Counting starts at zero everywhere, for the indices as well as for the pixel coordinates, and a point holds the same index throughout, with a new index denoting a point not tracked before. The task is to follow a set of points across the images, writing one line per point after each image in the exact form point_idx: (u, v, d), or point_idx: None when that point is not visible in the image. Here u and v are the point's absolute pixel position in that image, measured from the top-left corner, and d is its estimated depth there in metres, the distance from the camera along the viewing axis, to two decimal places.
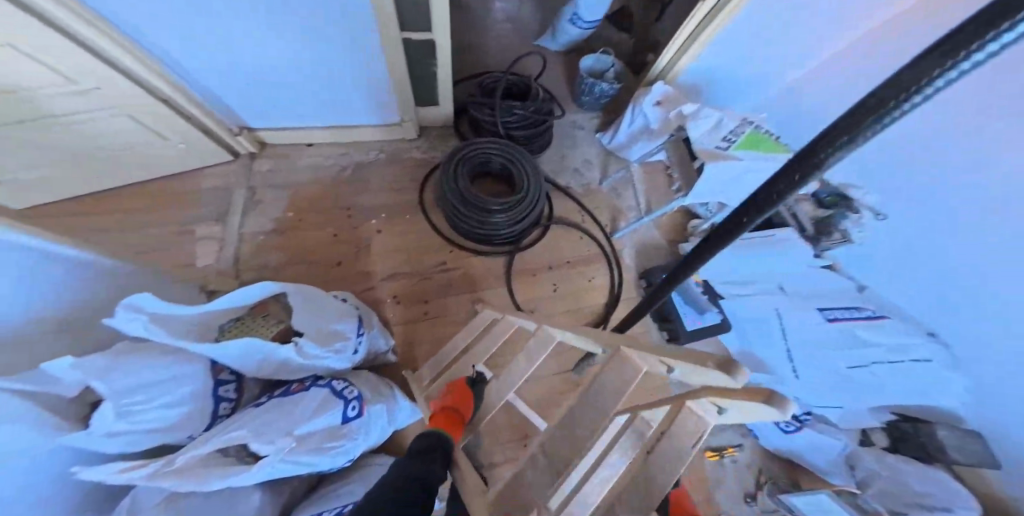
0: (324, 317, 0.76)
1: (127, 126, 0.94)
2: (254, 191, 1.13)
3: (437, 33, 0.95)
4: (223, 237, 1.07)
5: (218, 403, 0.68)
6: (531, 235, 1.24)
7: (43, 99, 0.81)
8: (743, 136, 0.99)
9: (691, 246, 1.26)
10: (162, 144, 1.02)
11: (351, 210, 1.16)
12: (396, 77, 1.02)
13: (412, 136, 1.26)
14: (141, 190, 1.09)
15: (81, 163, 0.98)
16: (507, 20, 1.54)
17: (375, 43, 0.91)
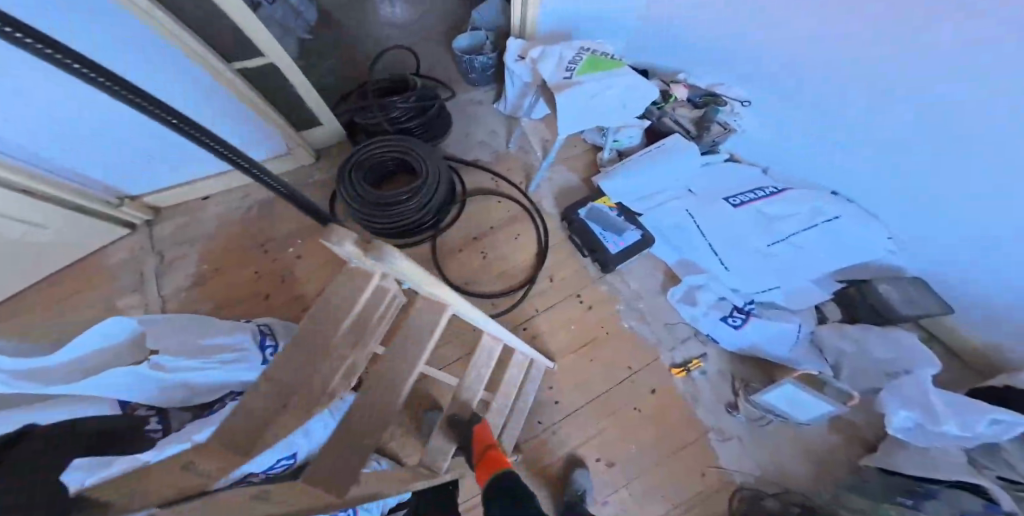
0: (200, 334, 0.73)
1: (1, 223, 0.92)
2: (167, 253, 1.14)
3: (274, 57, 0.99)
4: (145, 304, 1.08)
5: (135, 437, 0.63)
6: (448, 215, 1.27)
7: None
8: (583, 62, 1.06)
9: (601, 177, 1.26)
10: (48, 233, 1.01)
11: (266, 245, 1.17)
12: (254, 106, 1.04)
13: (311, 160, 1.30)
14: (53, 282, 1.10)
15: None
16: (379, 27, 1.59)
17: (207, 75, 0.92)
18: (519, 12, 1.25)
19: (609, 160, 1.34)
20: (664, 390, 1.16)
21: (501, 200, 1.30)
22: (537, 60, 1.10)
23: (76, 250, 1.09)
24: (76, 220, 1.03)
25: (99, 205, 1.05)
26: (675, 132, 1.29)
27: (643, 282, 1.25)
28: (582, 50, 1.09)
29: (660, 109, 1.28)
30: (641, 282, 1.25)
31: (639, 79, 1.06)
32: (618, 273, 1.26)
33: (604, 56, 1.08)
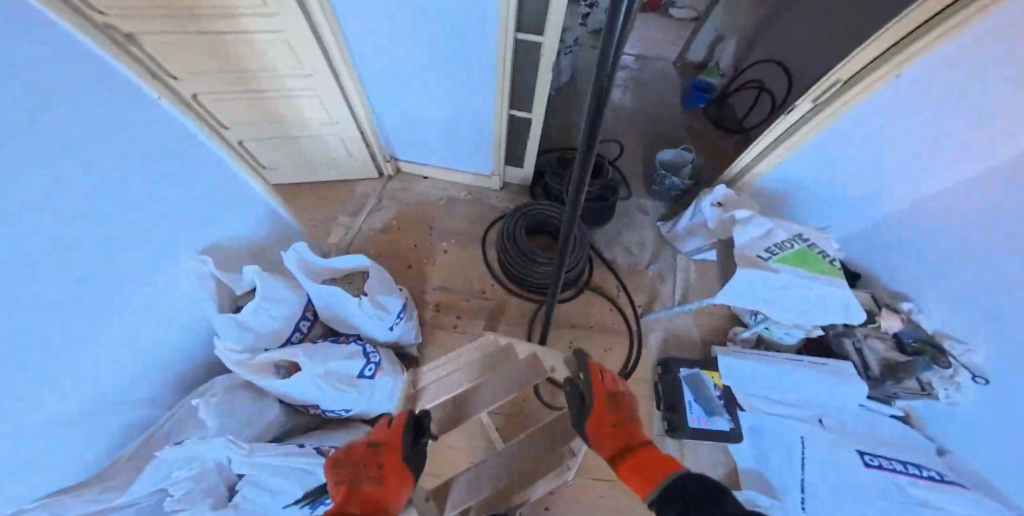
0: (381, 290, 0.97)
1: (341, 146, 1.37)
2: (383, 202, 1.47)
3: (534, 113, 1.26)
4: (349, 225, 1.41)
5: (293, 331, 0.94)
6: (566, 292, 1.40)
7: (319, 129, 1.29)
8: (791, 251, 1.10)
9: (722, 350, 1.28)
10: (350, 158, 1.42)
11: (433, 230, 1.43)
12: (498, 139, 1.34)
13: (496, 188, 1.55)
14: (297, 188, 1.49)
15: (303, 163, 1.42)
16: (607, 120, 1.90)
17: (491, 115, 1.24)
18: (744, 162, 1.39)
19: (744, 338, 1.33)
20: None
21: (614, 306, 1.39)
22: (740, 221, 1.19)
23: (330, 173, 1.47)
24: (350, 157, 1.41)
25: (374, 155, 1.43)
26: (851, 359, 1.24)
27: (707, 468, 1.15)
28: (798, 237, 1.15)
29: (848, 329, 1.25)
30: (703, 465, 1.15)
31: (850, 300, 1.09)
32: (684, 444, 1.18)
33: (822, 257, 1.12)
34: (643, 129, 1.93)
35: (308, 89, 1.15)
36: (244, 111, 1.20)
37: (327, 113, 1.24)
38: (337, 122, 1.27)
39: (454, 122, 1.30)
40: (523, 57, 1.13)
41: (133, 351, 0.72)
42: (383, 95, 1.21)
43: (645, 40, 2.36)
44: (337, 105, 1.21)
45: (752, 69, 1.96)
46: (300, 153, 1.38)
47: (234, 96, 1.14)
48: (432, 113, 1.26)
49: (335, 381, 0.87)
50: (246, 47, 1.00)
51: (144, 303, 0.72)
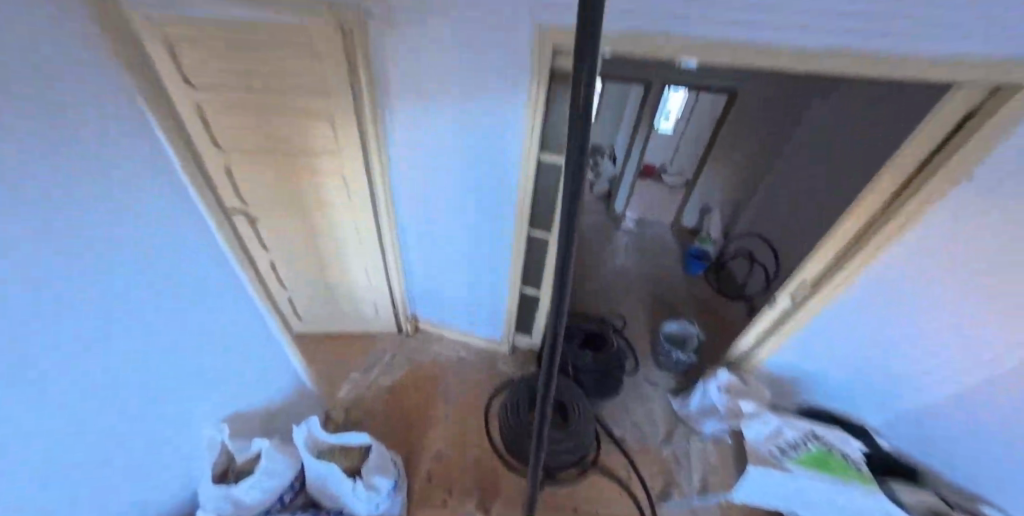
0: (376, 469, 0.98)
1: (374, 308, 1.56)
2: (396, 357, 1.57)
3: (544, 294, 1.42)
4: (361, 380, 1.48)
5: (276, 501, 0.90)
6: (568, 472, 1.31)
7: (361, 294, 1.52)
8: (808, 451, 1.11)
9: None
10: (376, 317, 1.59)
11: (438, 390, 1.48)
12: (511, 312, 1.48)
13: (505, 351, 1.63)
14: (325, 340, 1.62)
15: (338, 319, 1.60)
16: (611, 289, 2.12)
17: (506, 292, 1.43)
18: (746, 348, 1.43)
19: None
20: None
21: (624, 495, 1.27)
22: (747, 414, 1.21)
23: (358, 328, 1.63)
24: (378, 314, 1.58)
25: (398, 316, 1.59)
26: None
27: None
28: (811, 435, 1.15)
29: None
30: None
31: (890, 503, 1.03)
32: None
33: (845, 459, 1.10)
34: (647, 296, 2.11)
35: (367, 263, 1.42)
36: (302, 275, 1.45)
37: (372, 282, 1.48)
38: (376, 288, 1.50)
39: (474, 294, 1.50)
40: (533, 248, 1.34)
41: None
42: (420, 269, 1.47)
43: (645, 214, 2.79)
44: (379, 276, 1.46)
45: (739, 240, 2.27)
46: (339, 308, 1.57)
47: (299, 264, 1.41)
48: (456, 286, 1.48)
49: None
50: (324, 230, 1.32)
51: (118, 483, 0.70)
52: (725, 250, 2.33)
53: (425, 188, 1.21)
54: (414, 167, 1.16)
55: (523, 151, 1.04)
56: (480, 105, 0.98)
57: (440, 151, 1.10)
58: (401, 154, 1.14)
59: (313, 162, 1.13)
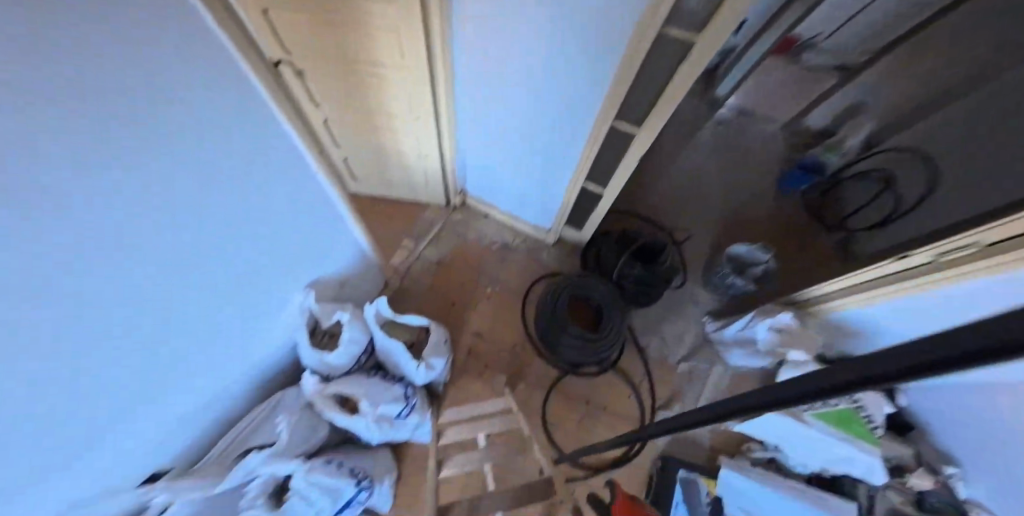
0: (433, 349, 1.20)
1: (422, 178, 1.55)
2: (441, 231, 1.66)
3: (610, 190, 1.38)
4: (410, 250, 1.62)
5: (358, 355, 1.13)
6: (588, 368, 1.45)
7: (410, 160, 1.48)
8: (832, 410, 1.12)
9: (729, 463, 1.21)
10: (422, 189, 1.62)
11: (482, 272, 1.61)
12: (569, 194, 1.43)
13: (548, 241, 1.69)
14: (370, 202, 1.70)
15: (387, 186, 1.65)
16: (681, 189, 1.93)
17: (565, 179, 1.36)
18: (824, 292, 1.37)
19: (758, 457, 1.24)
20: None
21: (634, 393, 1.43)
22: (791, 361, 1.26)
23: (404, 193, 1.67)
24: (429, 188, 1.60)
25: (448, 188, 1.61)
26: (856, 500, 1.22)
27: None
28: (847, 401, 1.12)
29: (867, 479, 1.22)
30: None
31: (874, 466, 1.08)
32: None
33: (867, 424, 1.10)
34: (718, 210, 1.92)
35: (415, 132, 1.33)
36: (349, 136, 1.38)
37: (420, 148, 1.41)
38: (427, 157, 1.44)
39: (526, 174, 1.44)
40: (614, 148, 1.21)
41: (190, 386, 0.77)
42: (472, 140, 1.38)
43: (746, 105, 2.06)
44: (424, 143, 1.38)
45: (877, 156, 1.76)
46: (384, 175, 1.57)
47: (345, 119, 1.31)
48: (510, 163, 1.40)
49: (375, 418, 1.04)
50: (373, 86, 1.16)
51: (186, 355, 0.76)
52: (851, 165, 1.82)
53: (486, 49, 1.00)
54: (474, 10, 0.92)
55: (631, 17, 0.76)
56: None
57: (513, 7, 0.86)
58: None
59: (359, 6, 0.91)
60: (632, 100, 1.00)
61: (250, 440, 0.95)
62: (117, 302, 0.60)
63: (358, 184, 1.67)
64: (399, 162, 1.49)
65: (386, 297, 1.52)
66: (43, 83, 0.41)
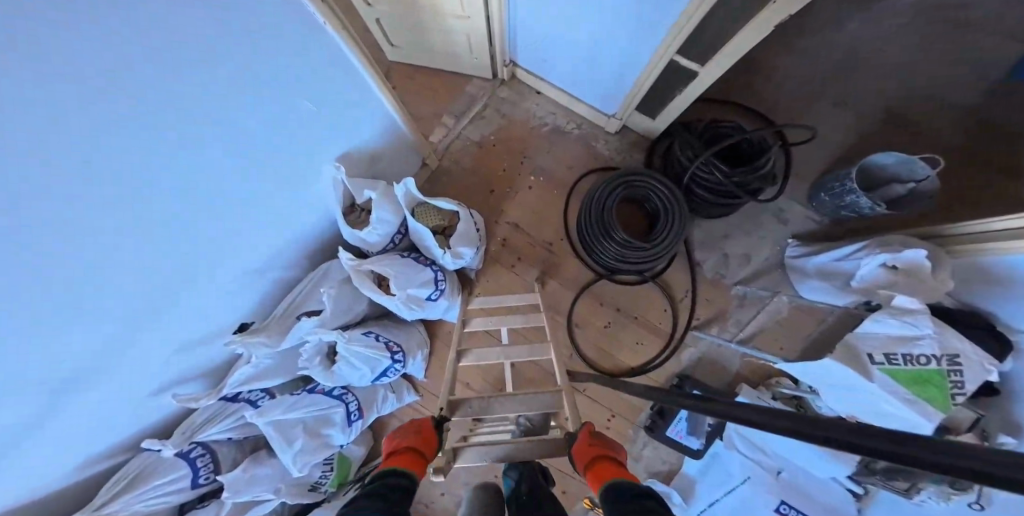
0: (464, 239, 1.21)
1: (467, 42, 1.38)
2: (486, 109, 1.55)
3: (705, 71, 1.10)
4: (449, 130, 1.55)
5: (393, 235, 1.19)
6: (626, 276, 1.36)
7: (450, 21, 1.29)
8: (915, 370, 0.82)
9: (747, 392, 1.24)
10: (468, 57, 1.48)
11: (525, 160, 1.50)
12: (648, 73, 1.17)
13: (610, 131, 1.50)
14: (413, 73, 1.61)
15: (431, 54, 1.52)
16: (802, 64, 1.46)
17: (647, 53, 1.10)
18: (967, 227, 1.06)
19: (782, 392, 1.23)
20: (567, 497, 1.24)
21: (670, 308, 1.35)
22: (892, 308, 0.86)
23: (448, 63, 1.55)
24: (472, 56, 1.46)
25: (496, 58, 1.46)
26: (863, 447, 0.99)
27: (657, 456, 1.20)
28: (948, 359, 0.81)
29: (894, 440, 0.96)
30: (656, 455, 1.20)
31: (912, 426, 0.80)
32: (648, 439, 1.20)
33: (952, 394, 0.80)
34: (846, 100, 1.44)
35: None
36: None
37: (461, 6, 1.20)
38: (468, 17, 1.24)
39: (594, 45, 1.19)
40: (725, 14, 0.92)
41: (239, 236, 0.89)
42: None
43: None
44: (469, 2, 1.16)
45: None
46: (425, 39, 1.44)
47: None
48: (581, 30, 1.15)
49: (408, 301, 1.12)
50: None
51: (242, 215, 0.86)
52: None
53: None
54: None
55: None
56: None
57: None
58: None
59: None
60: None
61: (303, 305, 1.13)
62: (154, 182, 0.61)
63: (399, 51, 1.56)
64: (443, 25, 1.33)
65: (424, 178, 1.51)
66: None
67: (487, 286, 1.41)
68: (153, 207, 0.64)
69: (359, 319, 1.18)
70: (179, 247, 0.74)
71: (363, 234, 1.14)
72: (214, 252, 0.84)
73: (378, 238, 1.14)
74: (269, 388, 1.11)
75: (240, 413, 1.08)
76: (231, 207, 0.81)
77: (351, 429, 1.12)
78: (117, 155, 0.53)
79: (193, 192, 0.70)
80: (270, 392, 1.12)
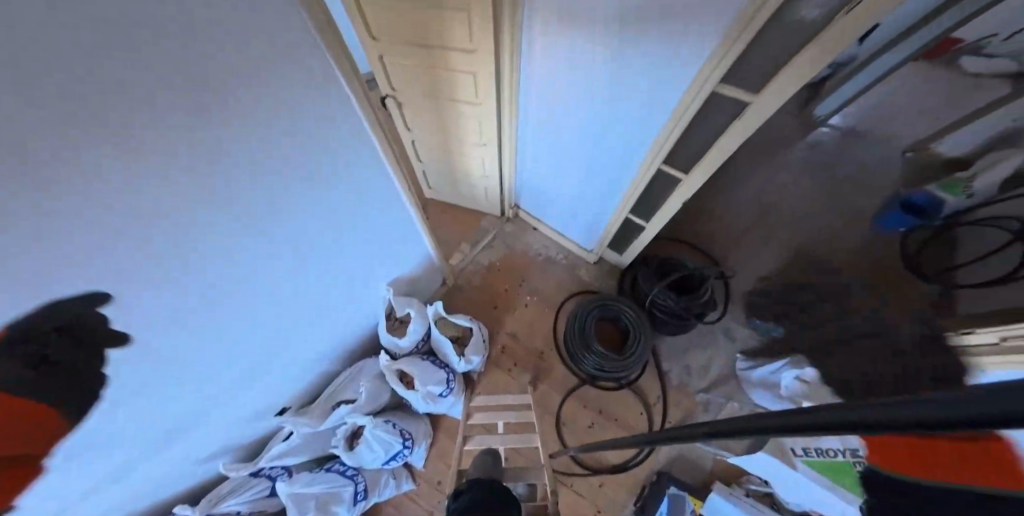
0: (474, 348, 1.54)
1: (487, 193, 1.96)
2: (495, 240, 2.03)
3: (650, 226, 1.59)
4: (465, 255, 1.99)
5: (420, 341, 1.51)
6: (606, 382, 1.63)
7: (475, 178, 1.91)
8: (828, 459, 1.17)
9: (720, 489, 1.35)
10: (485, 202, 2.03)
11: (523, 281, 1.90)
12: (612, 223, 1.67)
13: (590, 261, 1.94)
14: (441, 209, 2.15)
15: (457, 198, 2.10)
16: (734, 214, 1.94)
17: (608, 208, 1.63)
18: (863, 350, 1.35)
19: (754, 490, 1.40)
20: None
21: (645, 411, 1.58)
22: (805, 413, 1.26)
23: (469, 205, 2.10)
24: (488, 200, 2.01)
25: (505, 204, 2.00)
26: None
27: None
28: None
29: None
30: None
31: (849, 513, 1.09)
32: None
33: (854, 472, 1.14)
34: (768, 241, 1.87)
35: (481, 157, 1.76)
36: (430, 149, 1.86)
37: (485, 170, 1.83)
38: (487, 176, 1.86)
39: (573, 200, 1.74)
40: (653, 189, 1.47)
41: (303, 329, 1.22)
42: (529, 165, 1.76)
43: (833, 150, 2.08)
44: (491, 166, 1.79)
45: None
46: (456, 188, 2.03)
47: (431, 141, 1.82)
48: (563, 189, 1.73)
49: (428, 396, 1.39)
50: (454, 118, 1.63)
51: (314, 314, 1.22)
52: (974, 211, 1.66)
53: (546, 96, 1.38)
54: (544, 65, 1.28)
55: (677, 85, 1.05)
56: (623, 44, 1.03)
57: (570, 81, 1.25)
58: (530, 40, 1.23)
59: (448, 55, 1.33)
60: (684, 152, 1.26)
61: (341, 394, 1.40)
62: (271, 287, 0.99)
63: (435, 193, 2.15)
64: (468, 175, 1.91)
65: (442, 291, 1.89)
66: (324, 157, 0.86)
67: (488, 384, 1.67)
68: (254, 315, 1.00)
69: (381, 410, 1.42)
70: (262, 337, 1.08)
71: (397, 340, 1.46)
72: (278, 348, 1.16)
73: (408, 342, 1.47)
74: (290, 466, 1.30)
75: (258, 487, 1.25)
76: (273, 294, 1.01)
77: (355, 508, 1.27)
78: (265, 264, 0.92)
79: (280, 305, 1.06)
80: (289, 469, 1.30)
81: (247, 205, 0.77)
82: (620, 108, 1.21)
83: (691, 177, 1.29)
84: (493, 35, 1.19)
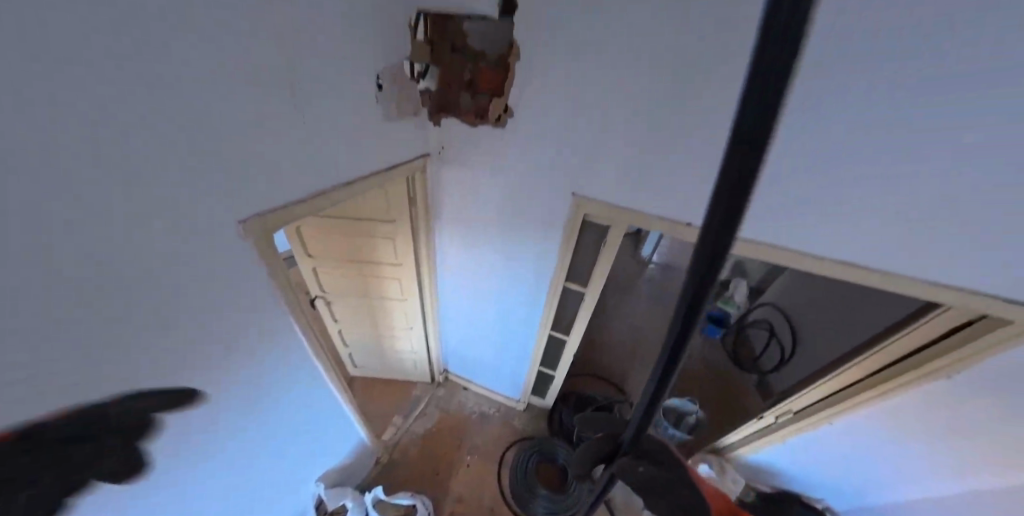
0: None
1: (415, 365, 2.26)
2: (428, 407, 2.23)
3: (558, 371, 2.03)
4: (399, 426, 2.12)
5: None
6: None
7: (402, 354, 2.24)
8: None
9: None
10: (412, 372, 2.31)
11: (462, 441, 2.07)
12: (530, 375, 2.08)
13: (519, 409, 2.23)
14: (367, 384, 2.35)
15: (386, 373, 2.35)
16: (618, 347, 2.56)
17: (524, 363, 2.05)
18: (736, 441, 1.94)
19: None
20: None
21: None
22: None
23: (397, 376, 2.35)
24: (416, 369, 2.29)
25: (433, 371, 2.30)
26: None
27: None
28: None
29: None
30: None
31: None
32: None
33: None
34: (647, 363, 2.49)
35: (409, 336, 2.14)
36: (357, 334, 2.19)
37: (413, 347, 2.19)
38: (414, 351, 2.20)
39: (495, 360, 2.14)
40: (552, 343, 1.97)
41: None
42: (451, 336, 2.18)
43: (662, 289, 3.05)
44: (418, 341, 2.16)
45: (760, 308, 2.69)
46: (385, 364, 2.31)
47: (357, 327, 2.17)
48: (484, 352, 2.14)
49: None
50: (382, 309, 2.05)
51: None
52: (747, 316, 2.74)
53: (461, 284, 1.93)
54: (455, 268, 1.89)
55: (544, 280, 1.72)
56: (506, 246, 1.70)
57: (473, 271, 1.86)
58: (444, 254, 1.87)
59: (377, 266, 1.88)
60: (563, 315, 1.86)
61: None
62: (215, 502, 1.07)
63: (363, 373, 2.37)
64: (397, 351, 2.23)
65: (377, 471, 1.92)
66: (272, 368, 1.15)
67: None
68: None
69: None
70: None
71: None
72: None
73: None
74: None
75: None
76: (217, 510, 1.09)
77: None
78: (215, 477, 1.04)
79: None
80: None
81: (227, 413, 1.02)
82: (512, 287, 1.81)
83: (574, 333, 1.86)
84: (412, 252, 1.79)
